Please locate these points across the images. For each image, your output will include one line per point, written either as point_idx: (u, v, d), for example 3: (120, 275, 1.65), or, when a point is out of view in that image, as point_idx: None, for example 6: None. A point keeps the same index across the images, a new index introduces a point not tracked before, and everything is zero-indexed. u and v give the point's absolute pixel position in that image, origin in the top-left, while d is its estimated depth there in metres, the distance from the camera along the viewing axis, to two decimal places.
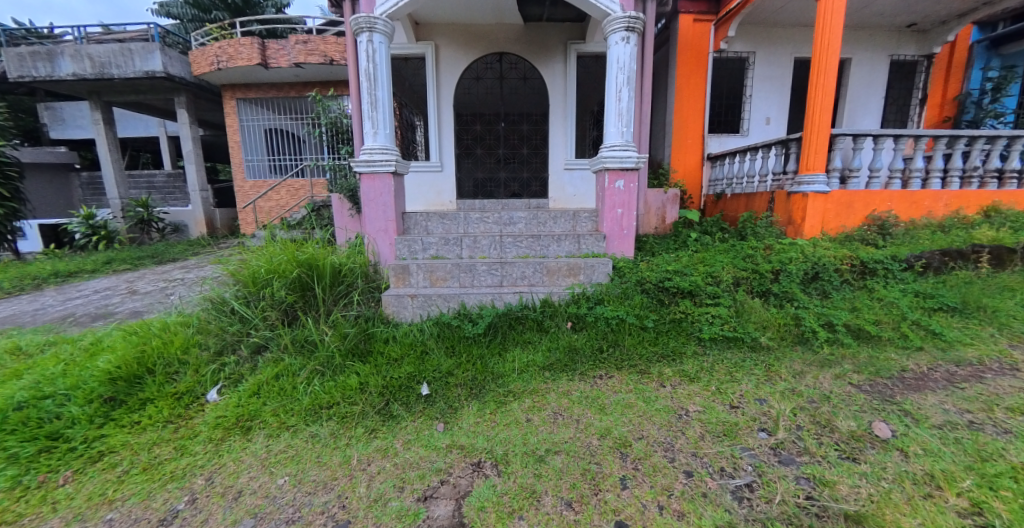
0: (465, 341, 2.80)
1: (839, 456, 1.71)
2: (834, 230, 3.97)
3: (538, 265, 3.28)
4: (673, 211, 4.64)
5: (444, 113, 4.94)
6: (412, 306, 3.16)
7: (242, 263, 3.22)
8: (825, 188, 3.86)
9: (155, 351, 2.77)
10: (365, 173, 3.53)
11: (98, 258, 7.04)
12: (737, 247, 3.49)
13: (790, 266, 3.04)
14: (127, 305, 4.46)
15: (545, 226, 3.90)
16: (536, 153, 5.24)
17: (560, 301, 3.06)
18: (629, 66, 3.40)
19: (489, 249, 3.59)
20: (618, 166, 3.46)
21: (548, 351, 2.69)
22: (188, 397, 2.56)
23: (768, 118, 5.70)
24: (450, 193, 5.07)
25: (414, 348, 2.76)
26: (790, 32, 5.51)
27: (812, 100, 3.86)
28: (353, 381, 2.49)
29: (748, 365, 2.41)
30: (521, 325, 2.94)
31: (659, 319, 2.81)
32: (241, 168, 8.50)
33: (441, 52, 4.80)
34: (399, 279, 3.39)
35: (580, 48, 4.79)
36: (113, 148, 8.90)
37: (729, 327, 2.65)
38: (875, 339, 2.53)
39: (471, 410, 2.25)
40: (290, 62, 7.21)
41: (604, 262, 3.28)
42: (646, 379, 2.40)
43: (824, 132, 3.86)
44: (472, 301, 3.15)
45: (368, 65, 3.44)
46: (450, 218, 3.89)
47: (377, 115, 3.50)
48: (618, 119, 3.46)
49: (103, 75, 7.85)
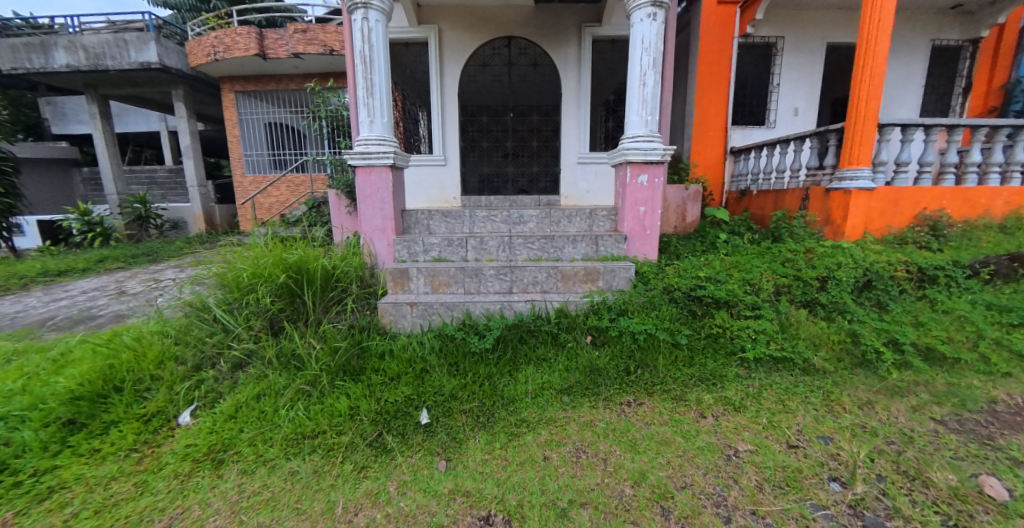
0: (471, 358, 2.46)
1: (943, 523, 1.37)
2: (879, 231, 3.57)
3: (552, 269, 2.95)
4: (696, 208, 4.28)
5: (448, 104, 4.59)
6: (412, 315, 2.81)
7: (229, 265, 2.96)
8: (870, 185, 3.48)
9: (126, 366, 2.49)
10: (360, 166, 3.18)
11: (91, 256, 6.79)
12: (773, 251, 3.14)
13: (838, 273, 2.70)
14: (111, 308, 4.19)
15: (558, 225, 3.52)
16: (547, 146, 4.88)
17: (578, 311, 2.69)
18: (655, 46, 3.03)
19: (497, 251, 3.24)
20: (642, 158, 3.09)
21: (565, 372, 2.32)
22: (158, 419, 2.27)
23: (796, 108, 5.30)
24: (454, 190, 4.74)
25: (413, 365, 2.42)
26: (822, 15, 5.11)
27: (860, 85, 3.46)
28: (342, 405, 2.16)
29: (804, 392, 2.05)
30: (534, 339, 2.58)
31: (693, 334, 2.43)
32: (240, 163, 8.25)
33: (445, 36, 4.45)
34: (398, 284, 3.06)
35: (595, 31, 4.42)
36: (110, 143, 8.69)
37: (775, 344, 2.30)
38: (951, 362, 2.17)
39: (478, 443, 1.91)
40: (289, 52, 6.91)
41: (626, 266, 2.94)
42: (683, 408, 2.04)
43: (872, 121, 3.46)
44: (479, 310, 2.78)
45: (363, 46, 3.10)
46: (454, 217, 3.54)
47: (373, 102, 3.15)
48: (642, 106, 3.10)
49: (97, 67, 7.61)
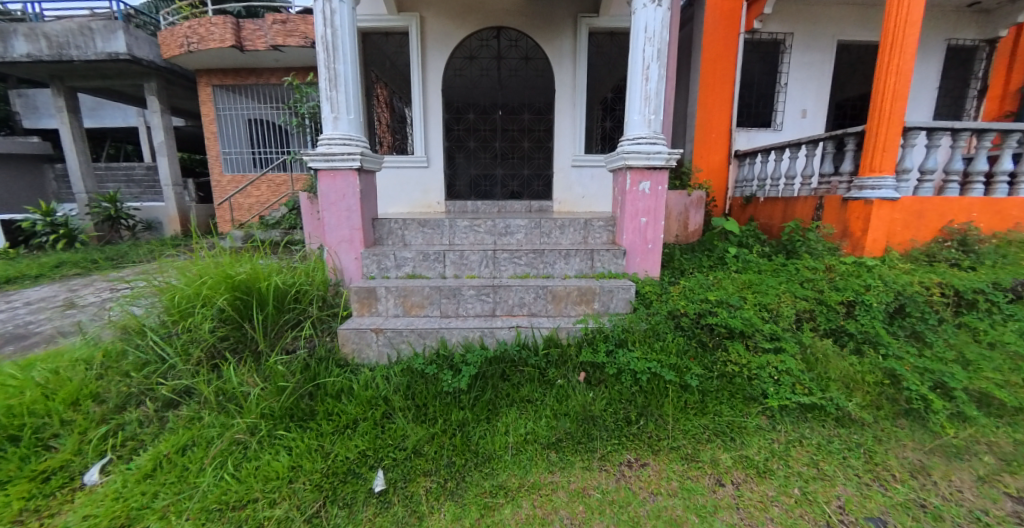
0: (443, 399, 2.07)
1: None
2: (902, 245, 3.23)
3: (541, 289, 2.58)
4: (699, 216, 3.92)
5: (432, 101, 4.22)
6: (378, 344, 2.40)
7: (173, 282, 2.58)
8: (894, 194, 3.13)
9: (30, 406, 2.09)
10: (322, 169, 2.78)
11: (49, 260, 6.30)
12: (790, 268, 2.80)
13: (867, 296, 2.36)
14: (53, 322, 3.75)
15: (549, 236, 3.14)
16: (539, 147, 4.41)
17: (570, 339, 2.32)
18: (659, 36, 2.68)
19: (480, 267, 2.85)
20: (644, 163, 2.74)
21: (554, 419, 1.94)
22: (59, 477, 1.86)
23: (804, 110, 5.00)
24: (439, 193, 4.36)
25: (373, 408, 2.04)
26: (832, 11, 4.83)
27: (883, 85, 3.12)
28: (281, 465, 1.78)
29: (840, 451, 1.70)
30: (518, 374, 2.20)
31: (704, 374, 2.05)
32: (217, 161, 7.79)
33: (428, 26, 4.08)
34: (365, 305, 2.65)
35: (593, 22, 4.09)
36: (78, 138, 8.19)
37: (803, 389, 1.94)
38: (1013, 413, 1.83)
39: (443, 521, 1.54)
40: (267, 45, 6.48)
41: (625, 286, 2.58)
42: (695, 473, 1.67)
43: (897, 124, 3.12)
44: (456, 338, 2.38)
45: (325, 31, 2.72)
46: (432, 226, 3.12)
47: (338, 95, 2.76)
48: (644, 104, 2.74)
49: (61, 57, 7.12)
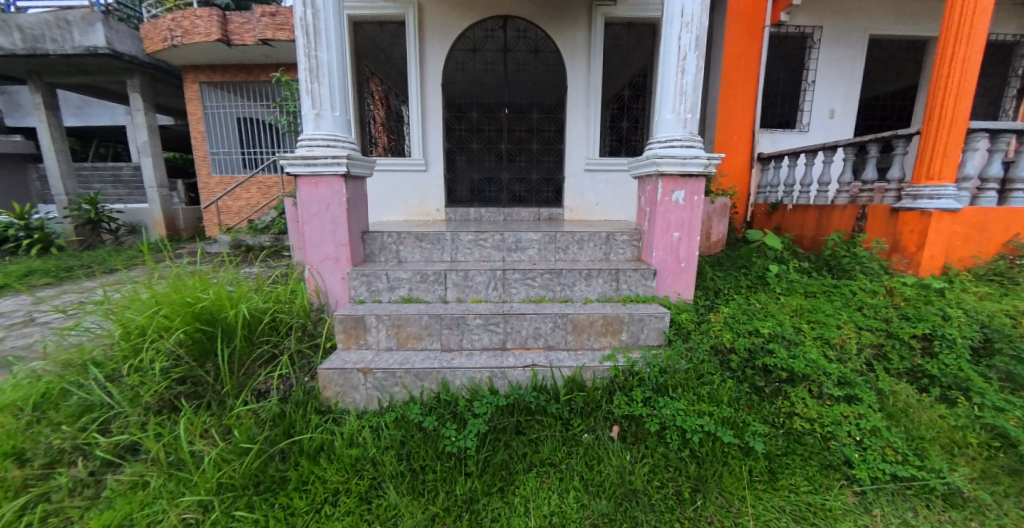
0: (449, 462, 1.69)
1: None
2: (962, 263, 2.87)
3: (559, 317, 2.18)
4: (722, 225, 3.52)
5: (430, 97, 3.83)
6: (365, 386, 2.00)
7: (123, 310, 2.15)
8: (956, 205, 2.76)
9: None
10: (303, 175, 2.37)
11: (20, 268, 5.84)
12: (844, 291, 2.42)
13: (948, 328, 1.99)
14: None
15: (566, 252, 2.74)
16: (549, 149, 4.02)
17: (596, 381, 1.94)
18: (697, 21, 2.29)
19: (487, 289, 2.45)
20: (679, 170, 2.35)
21: (588, 494, 1.56)
22: None
23: (832, 110, 4.61)
24: (438, 199, 3.97)
25: (362, 474, 1.65)
26: (865, 2, 4.45)
27: (944, 80, 2.74)
28: None
29: None
30: (538, 427, 1.81)
31: (767, 432, 1.68)
32: (204, 162, 7.37)
33: (426, 14, 3.69)
34: (351, 336, 2.24)
35: (609, 11, 3.71)
36: (57, 137, 7.72)
37: (895, 456, 1.58)
38: None
39: None
40: (255, 39, 6.05)
41: (658, 313, 2.19)
42: None
43: (960, 125, 2.74)
44: (460, 380, 1.98)
45: (306, 12, 2.32)
46: (431, 241, 2.72)
47: (321, 88, 2.37)
48: (678, 101, 2.37)
49: (36, 50, 6.66)
